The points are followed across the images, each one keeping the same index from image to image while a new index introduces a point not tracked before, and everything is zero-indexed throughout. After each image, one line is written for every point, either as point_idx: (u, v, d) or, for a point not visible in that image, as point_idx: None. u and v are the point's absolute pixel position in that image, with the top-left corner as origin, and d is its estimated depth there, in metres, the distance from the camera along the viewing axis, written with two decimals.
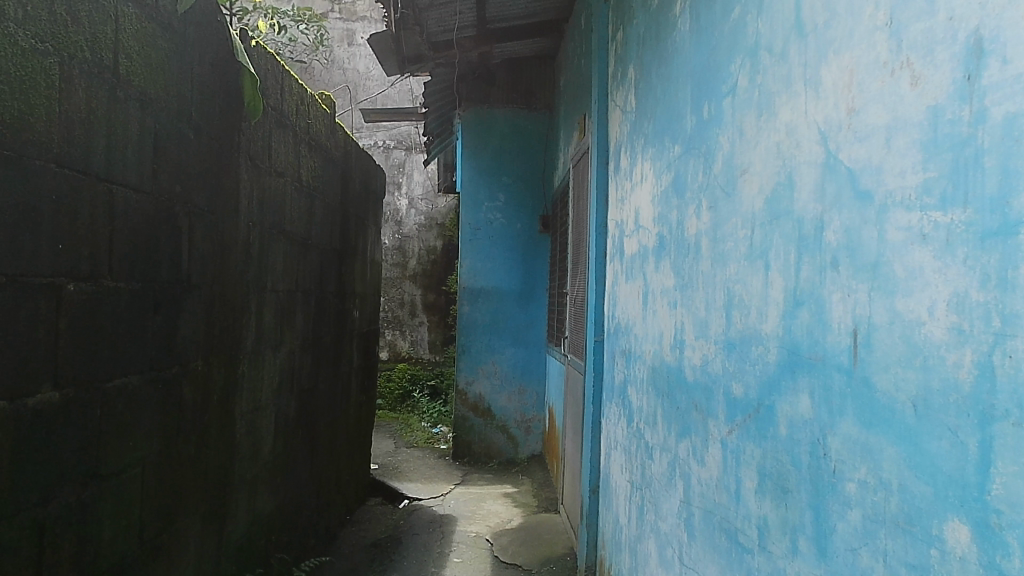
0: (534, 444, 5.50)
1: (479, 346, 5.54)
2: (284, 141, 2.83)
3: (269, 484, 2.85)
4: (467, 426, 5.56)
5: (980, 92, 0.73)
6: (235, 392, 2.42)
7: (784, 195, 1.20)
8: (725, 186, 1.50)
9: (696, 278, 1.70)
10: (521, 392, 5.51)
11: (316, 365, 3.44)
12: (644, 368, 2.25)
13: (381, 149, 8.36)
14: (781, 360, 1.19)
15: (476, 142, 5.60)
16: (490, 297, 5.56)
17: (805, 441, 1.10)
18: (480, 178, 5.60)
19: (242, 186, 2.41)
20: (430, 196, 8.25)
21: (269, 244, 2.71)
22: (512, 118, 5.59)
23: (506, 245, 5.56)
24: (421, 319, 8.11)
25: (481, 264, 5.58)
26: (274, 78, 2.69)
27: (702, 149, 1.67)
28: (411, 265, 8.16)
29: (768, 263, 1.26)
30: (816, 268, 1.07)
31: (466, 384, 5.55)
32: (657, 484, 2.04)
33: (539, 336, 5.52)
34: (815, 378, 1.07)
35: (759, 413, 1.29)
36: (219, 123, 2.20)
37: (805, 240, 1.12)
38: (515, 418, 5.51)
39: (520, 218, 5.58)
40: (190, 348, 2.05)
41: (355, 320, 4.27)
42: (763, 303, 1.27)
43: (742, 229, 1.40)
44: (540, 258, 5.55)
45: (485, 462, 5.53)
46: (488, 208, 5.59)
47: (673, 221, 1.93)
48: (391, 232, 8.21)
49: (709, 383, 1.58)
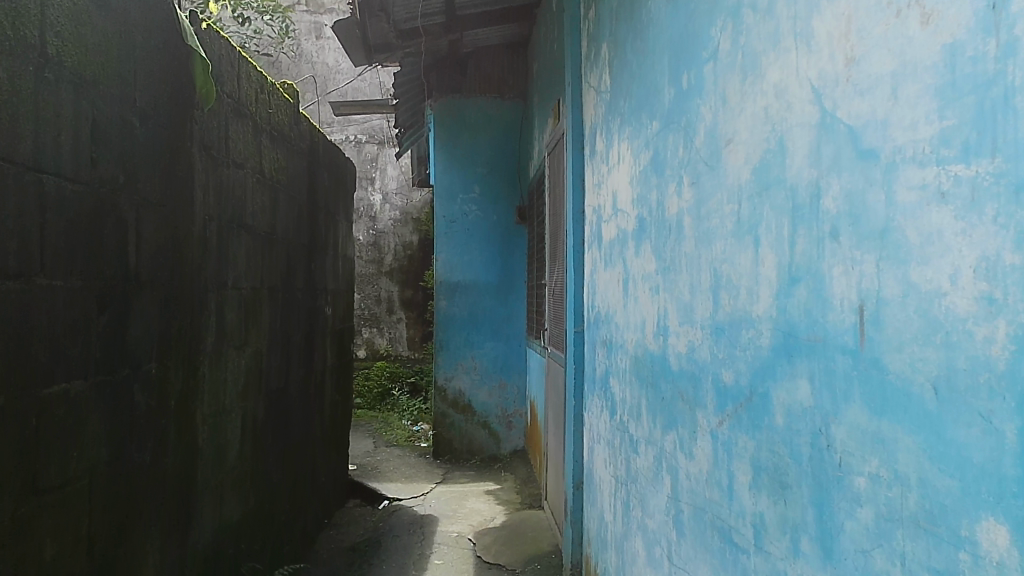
0: (516, 439, 5.40)
1: (457, 341, 5.43)
2: (242, 130, 2.69)
3: (239, 491, 2.73)
4: (447, 423, 5.44)
5: (1008, 21, 0.63)
6: (196, 394, 2.30)
7: (775, 162, 1.10)
8: (708, 159, 1.40)
9: (678, 260, 1.60)
10: (502, 386, 5.41)
11: (287, 365, 3.31)
12: (626, 358, 2.15)
13: (353, 143, 8.17)
14: (775, 343, 1.09)
15: (449, 133, 5.48)
16: (468, 291, 5.44)
17: (806, 432, 1.00)
18: (454, 169, 5.48)
19: (196, 177, 2.28)
20: (404, 190, 8.11)
21: (229, 238, 2.58)
22: (485, 106, 5.47)
23: (482, 237, 5.45)
24: (398, 316, 7.99)
25: (457, 257, 5.46)
26: (229, 64, 2.55)
27: (682, 122, 1.56)
28: (387, 261, 8.03)
29: (758, 239, 1.16)
30: (814, 239, 0.97)
31: (445, 381, 5.43)
32: (643, 479, 1.94)
33: (519, 329, 5.41)
34: (815, 361, 0.96)
35: (752, 401, 1.19)
36: (168, 110, 2.07)
37: (799, 210, 1.02)
38: (497, 414, 5.40)
39: (496, 209, 5.46)
40: (142, 349, 1.93)
41: (328, 314, 4.15)
42: (754, 282, 1.17)
43: (728, 204, 1.30)
44: (518, 249, 5.44)
45: (467, 459, 5.41)
46: (463, 199, 5.47)
47: (653, 202, 1.82)
48: (365, 227, 8.06)
49: (696, 371, 1.47)
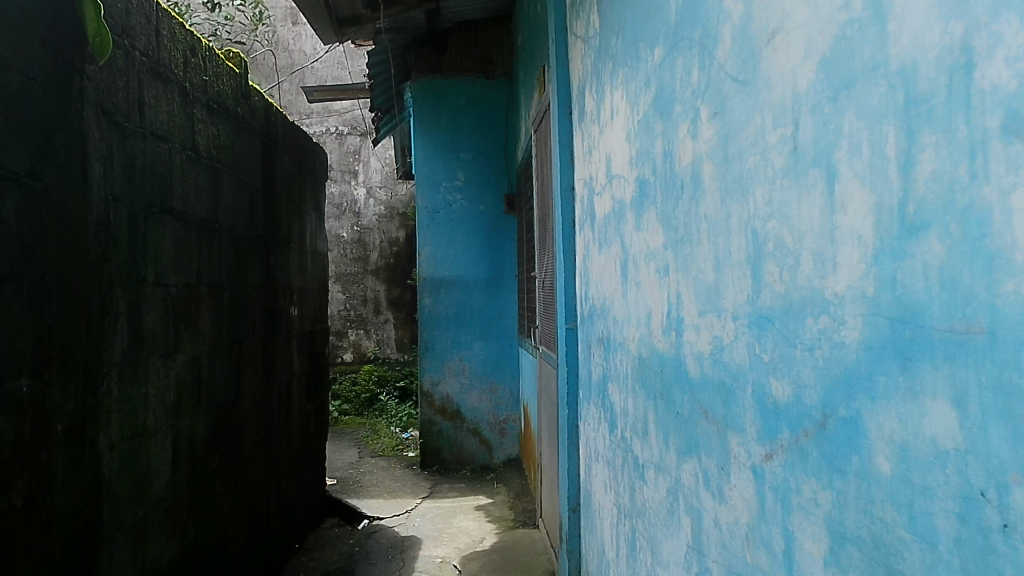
0: (510, 447, 4.97)
1: (443, 342, 4.99)
2: (163, 97, 2.27)
3: (173, 527, 2.29)
4: (435, 431, 5.00)
5: None
6: (101, 416, 1.87)
7: (863, 39, 0.67)
8: (738, 72, 0.97)
9: (695, 227, 1.17)
10: (493, 390, 4.97)
11: (239, 374, 2.88)
12: (628, 360, 1.71)
13: (334, 135, 7.72)
14: (875, 338, 0.67)
15: (429, 116, 5.04)
16: (454, 287, 5.00)
17: (950, 491, 0.57)
18: (435, 155, 5.04)
19: (93, 148, 1.85)
20: (389, 183, 7.67)
21: (150, 225, 2.15)
22: (469, 86, 5.03)
23: (468, 228, 5.00)
24: (386, 317, 7.55)
25: (441, 251, 5.01)
26: (141, 15, 2.13)
27: (696, 35, 1.13)
28: (372, 259, 7.58)
29: (833, 172, 0.73)
30: (958, 152, 0.55)
31: (432, 386, 5.00)
32: (652, 514, 1.51)
33: (510, 327, 4.97)
34: (970, 368, 0.54)
35: (827, 430, 0.76)
36: (43, 60, 1.65)
37: (920, 104, 0.60)
38: (488, 420, 4.97)
39: (483, 198, 5.02)
40: (6, 361, 1.50)
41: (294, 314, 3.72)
42: (827, 243, 0.75)
43: (773, 130, 0.87)
44: (508, 240, 5.00)
45: (457, 470, 4.98)
46: (446, 188, 5.03)
47: (659, 151, 1.36)
48: (348, 223, 7.61)
49: (727, 379, 1.05)
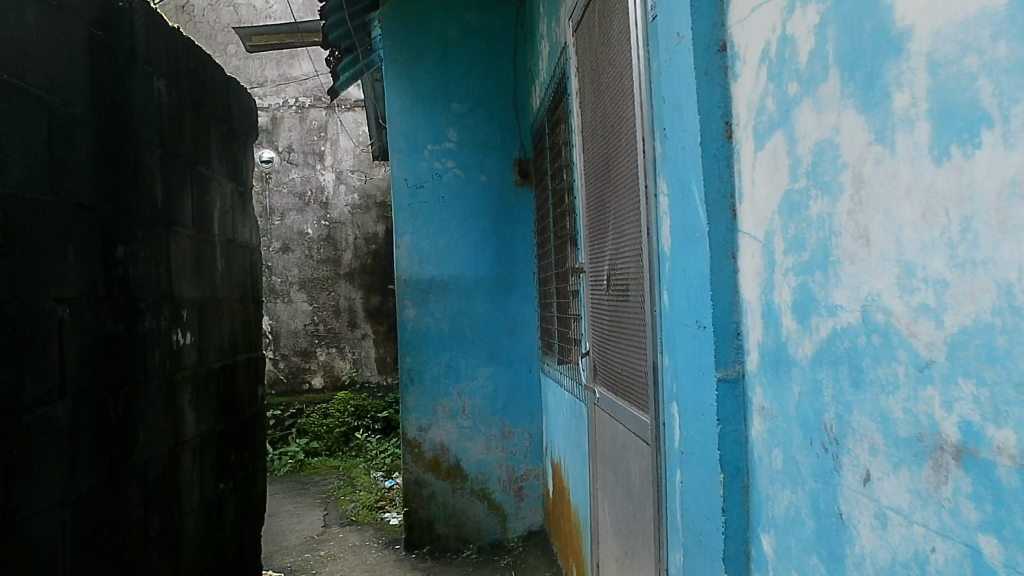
0: (531, 516, 3.48)
1: (435, 369, 3.48)
2: None
3: None
4: (425, 496, 3.50)
5: None
6: None
7: None
8: None
9: None
10: (506, 436, 3.48)
11: (11, 478, 1.41)
12: None
13: (294, 109, 6.19)
14: None
15: (405, 53, 3.55)
16: (447, 291, 3.49)
17: None
18: (415, 107, 3.53)
19: None
20: (363, 166, 6.15)
21: None
22: (460, 10, 3.56)
23: (465, 209, 3.50)
24: (363, 331, 6.03)
25: (428, 241, 3.49)
26: None
27: None
28: (345, 261, 6.07)
29: None
30: None
31: (419, 436, 3.47)
32: None
33: (528, 348, 3.49)
34: None
35: None
36: None
37: None
38: (500, 478, 3.49)
39: (485, 165, 3.52)
40: None
41: (186, 343, 2.24)
42: None
43: None
44: (522, 225, 3.51)
45: (457, 551, 3.48)
46: (433, 153, 3.52)
47: None
48: (315, 217, 6.09)
49: None
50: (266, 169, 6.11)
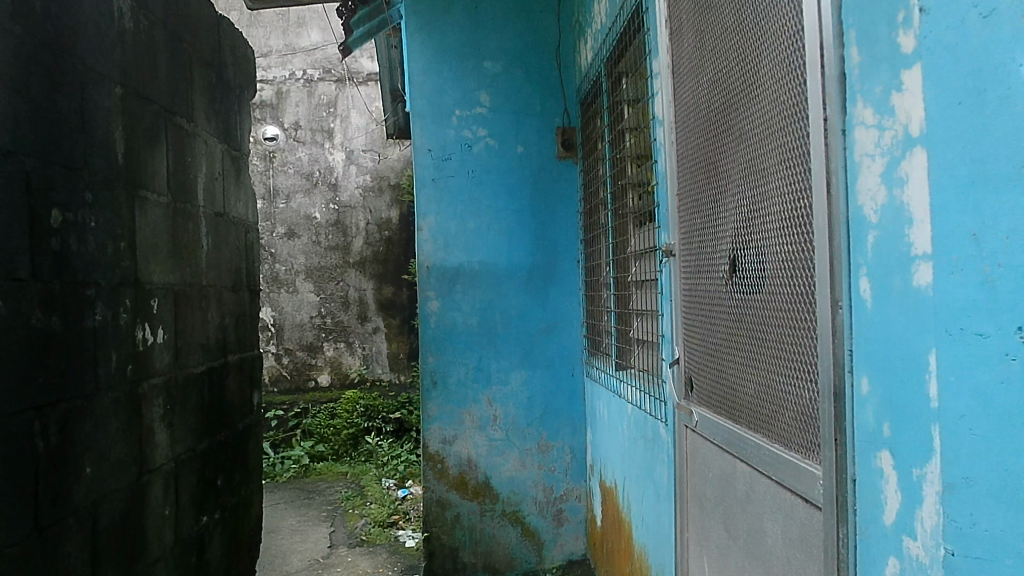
0: (572, 543, 2.98)
1: (462, 371, 2.98)
2: None
3: None
4: (448, 520, 2.99)
5: None
6: None
7: None
8: None
9: None
10: (544, 450, 2.98)
11: None
12: None
13: (301, 82, 5.69)
14: None
15: (430, 2, 3.03)
16: (476, 281, 2.98)
17: None
18: (442, 64, 3.01)
19: None
20: (376, 145, 5.64)
21: None
22: None
23: (499, 185, 2.99)
24: (375, 325, 5.53)
25: (455, 222, 2.98)
26: None
27: None
28: (355, 248, 5.57)
29: None
30: None
31: (442, 449, 2.97)
32: None
33: (570, 347, 2.99)
34: None
35: None
36: None
37: None
38: (536, 499, 2.99)
39: (523, 134, 3.00)
40: None
41: (161, 341, 1.73)
42: None
43: None
44: (563, 204, 2.99)
45: None
46: (461, 119, 3.00)
47: None
48: (323, 200, 5.59)
49: None
50: (270, 147, 5.62)
